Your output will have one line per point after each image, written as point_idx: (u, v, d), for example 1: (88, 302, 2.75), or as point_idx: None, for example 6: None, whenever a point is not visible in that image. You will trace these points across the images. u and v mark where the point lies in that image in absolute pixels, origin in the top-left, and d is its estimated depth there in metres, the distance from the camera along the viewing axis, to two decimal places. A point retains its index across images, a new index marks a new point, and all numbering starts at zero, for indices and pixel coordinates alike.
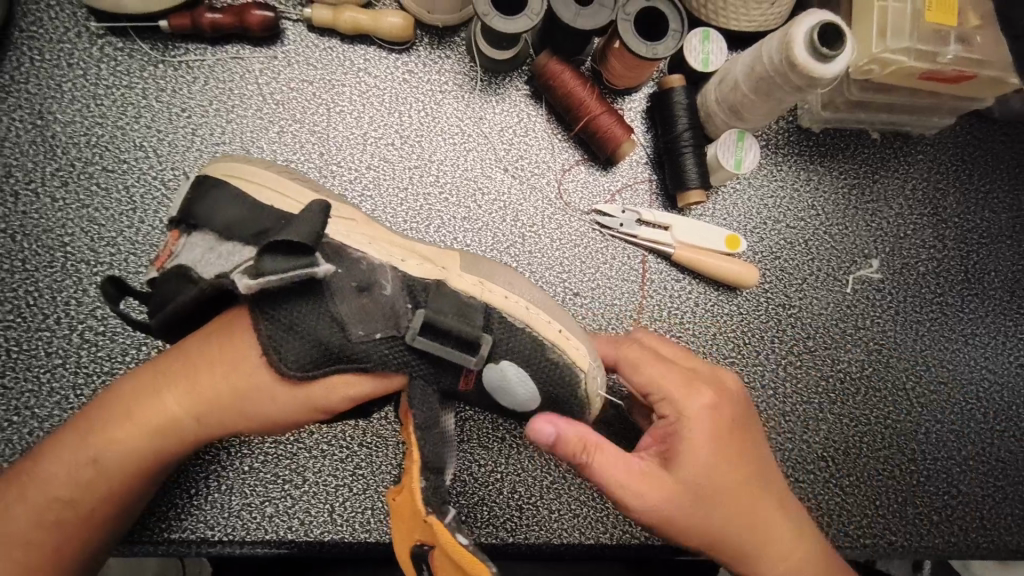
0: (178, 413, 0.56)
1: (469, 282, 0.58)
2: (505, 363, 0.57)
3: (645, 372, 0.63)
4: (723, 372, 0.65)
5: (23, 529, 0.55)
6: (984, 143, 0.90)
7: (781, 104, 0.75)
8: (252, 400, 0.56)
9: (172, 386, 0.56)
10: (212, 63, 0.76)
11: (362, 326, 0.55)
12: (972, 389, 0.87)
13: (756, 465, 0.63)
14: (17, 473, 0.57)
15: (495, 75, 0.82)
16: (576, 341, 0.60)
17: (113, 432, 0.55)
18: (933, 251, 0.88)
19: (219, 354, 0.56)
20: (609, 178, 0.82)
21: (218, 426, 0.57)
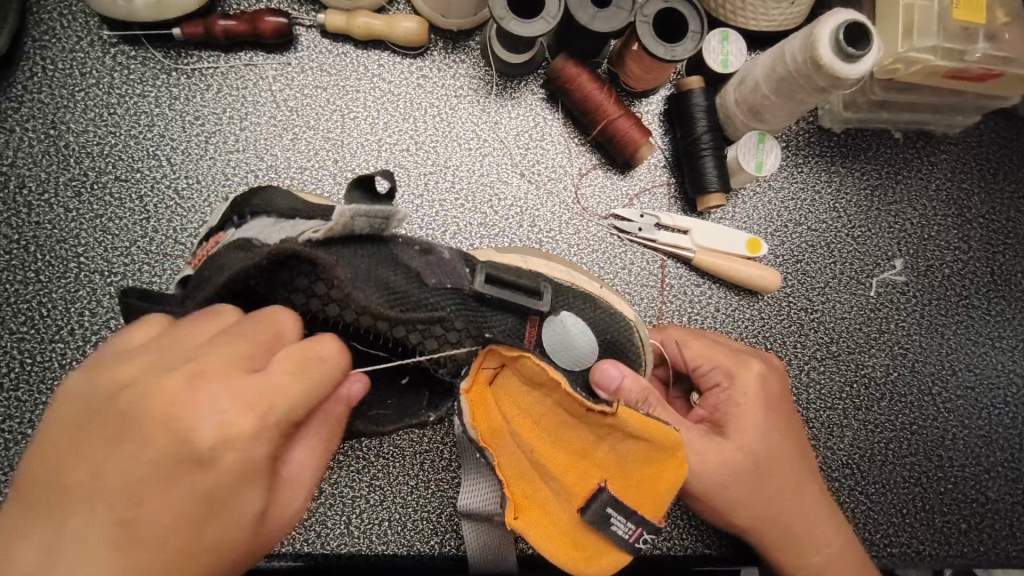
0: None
1: (512, 259, 0.64)
2: (563, 312, 0.56)
3: (700, 350, 0.63)
4: (767, 355, 0.67)
5: None
6: (1010, 142, 0.89)
7: (803, 106, 0.74)
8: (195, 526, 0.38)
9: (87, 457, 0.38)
10: (226, 70, 0.75)
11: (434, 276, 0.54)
12: (1001, 393, 0.86)
13: (802, 440, 0.63)
14: None
15: (510, 79, 0.81)
16: (617, 298, 0.65)
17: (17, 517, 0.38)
18: (958, 252, 0.87)
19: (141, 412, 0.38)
20: (628, 182, 0.81)
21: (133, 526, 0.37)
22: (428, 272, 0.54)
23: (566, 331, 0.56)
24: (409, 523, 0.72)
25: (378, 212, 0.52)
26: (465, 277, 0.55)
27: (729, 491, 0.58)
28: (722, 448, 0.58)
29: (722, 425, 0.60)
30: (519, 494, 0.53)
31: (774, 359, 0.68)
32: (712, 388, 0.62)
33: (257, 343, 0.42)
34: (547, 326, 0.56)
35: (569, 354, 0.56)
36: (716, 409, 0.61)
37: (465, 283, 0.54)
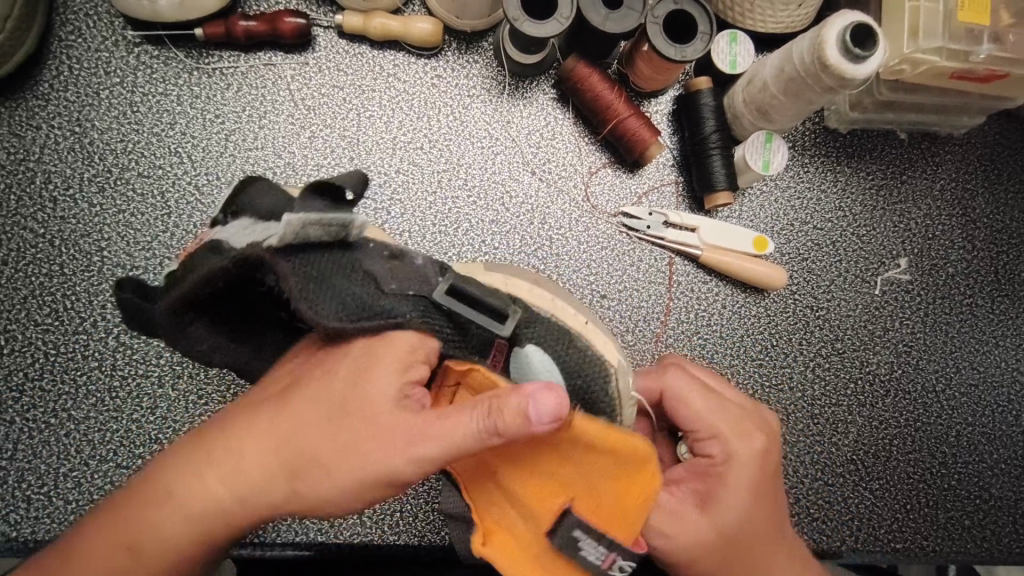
0: (240, 479, 0.51)
1: (493, 279, 0.61)
2: (529, 345, 0.54)
3: (702, 413, 0.59)
4: (763, 412, 0.62)
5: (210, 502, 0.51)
6: (1014, 143, 0.90)
7: (810, 106, 0.75)
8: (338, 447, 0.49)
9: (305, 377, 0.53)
10: (245, 69, 0.77)
11: (395, 283, 0.52)
12: (1004, 391, 0.87)
13: (784, 510, 0.60)
14: (200, 452, 0.53)
15: (522, 79, 0.82)
16: (603, 338, 0.58)
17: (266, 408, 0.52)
18: (962, 252, 0.88)
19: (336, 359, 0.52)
20: (636, 180, 0.83)
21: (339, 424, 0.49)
22: (389, 279, 0.52)
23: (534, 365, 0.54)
24: (421, 513, 0.74)
25: (337, 220, 0.50)
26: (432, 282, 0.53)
27: (701, 567, 0.56)
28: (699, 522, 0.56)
29: (707, 498, 0.57)
30: (488, 522, 0.52)
31: (771, 417, 0.63)
32: (703, 455, 0.59)
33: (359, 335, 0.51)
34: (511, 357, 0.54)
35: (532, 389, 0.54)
36: (704, 478, 0.58)
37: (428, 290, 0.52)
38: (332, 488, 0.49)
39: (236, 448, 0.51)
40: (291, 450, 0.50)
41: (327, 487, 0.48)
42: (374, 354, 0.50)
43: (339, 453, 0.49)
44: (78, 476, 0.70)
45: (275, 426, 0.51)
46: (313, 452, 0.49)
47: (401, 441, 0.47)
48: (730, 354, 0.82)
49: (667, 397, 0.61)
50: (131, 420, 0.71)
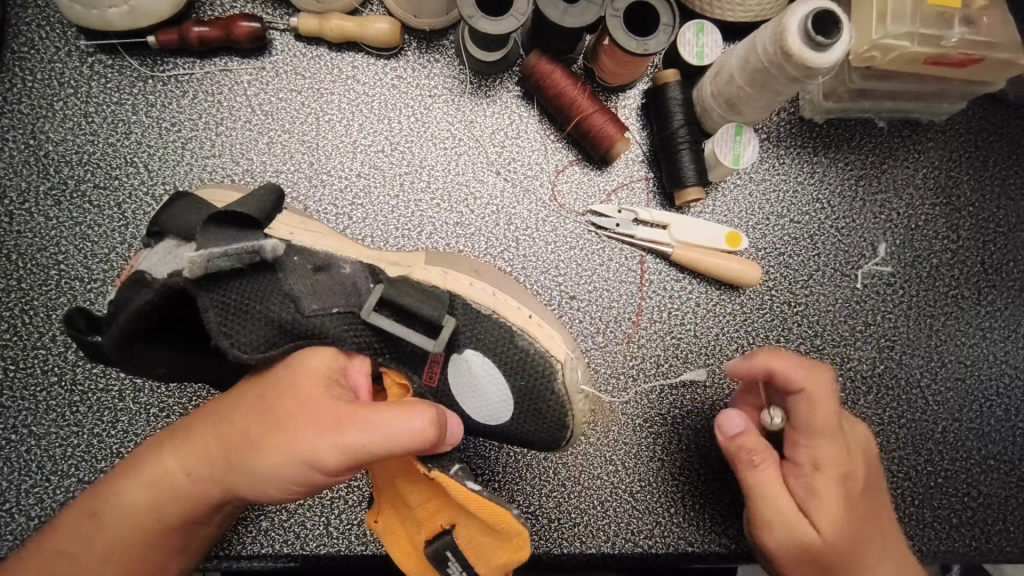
0: (190, 463, 0.55)
1: (434, 272, 0.64)
2: (467, 350, 0.60)
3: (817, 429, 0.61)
4: (857, 430, 0.65)
5: (164, 485, 0.55)
6: (999, 128, 0.87)
7: (779, 97, 0.72)
8: (276, 432, 0.52)
9: (254, 383, 0.57)
10: (201, 76, 0.76)
11: (317, 301, 0.57)
12: (992, 386, 0.84)
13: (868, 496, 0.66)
14: (157, 446, 0.58)
15: (485, 78, 0.81)
16: (548, 332, 0.64)
17: (219, 406, 0.57)
18: (947, 242, 0.85)
19: (281, 372, 0.56)
20: (605, 177, 0.81)
21: (278, 415, 0.53)
22: (310, 297, 0.57)
23: (470, 369, 0.60)
24: None
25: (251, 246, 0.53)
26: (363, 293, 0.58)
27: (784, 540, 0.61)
28: (788, 514, 0.61)
29: (809, 495, 0.60)
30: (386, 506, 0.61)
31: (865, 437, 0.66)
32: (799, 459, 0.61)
33: (302, 363, 0.56)
34: (450, 365, 0.60)
35: (478, 397, 0.61)
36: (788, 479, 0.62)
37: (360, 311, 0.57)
38: (265, 472, 0.52)
39: (194, 435, 0.56)
40: (235, 434, 0.54)
41: (264, 468, 0.52)
42: (306, 372, 0.55)
43: (272, 439, 0.52)
44: (39, 492, 0.69)
45: (222, 419, 0.55)
46: (254, 437, 0.53)
47: (331, 431, 0.50)
48: (704, 354, 0.80)
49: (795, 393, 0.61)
50: (91, 434, 0.70)
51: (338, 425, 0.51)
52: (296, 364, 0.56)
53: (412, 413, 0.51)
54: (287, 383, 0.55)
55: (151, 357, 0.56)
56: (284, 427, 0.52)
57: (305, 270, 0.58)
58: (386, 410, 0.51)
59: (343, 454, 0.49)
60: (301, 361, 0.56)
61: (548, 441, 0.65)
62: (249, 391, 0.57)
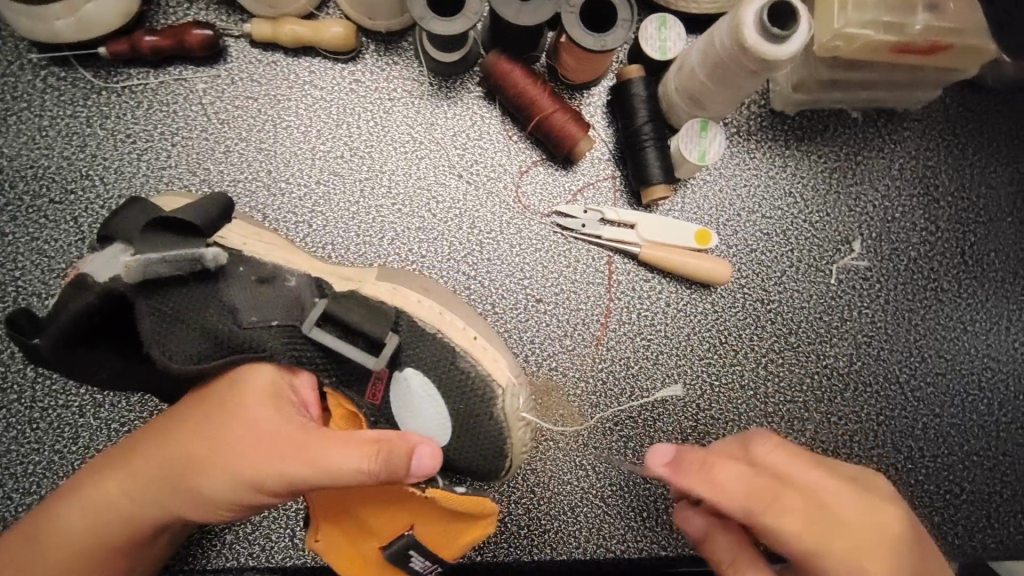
0: (141, 482, 0.55)
1: (382, 287, 0.62)
2: (407, 369, 0.57)
3: (773, 534, 0.49)
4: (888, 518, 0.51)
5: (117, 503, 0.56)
6: (978, 115, 0.85)
7: (741, 92, 0.70)
8: (221, 457, 0.53)
9: (203, 401, 0.57)
10: (156, 86, 0.75)
11: (256, 312, 0.57)
12: (975, 379, 0.82)
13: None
14: (109, 461, 0.58)
15: (445, 80, 0.79)
16: (493, 355, 0.61)
17: (167, 424, 0.57)
18: (925, 234, 0.83)
19: (229, 393, 0.56)
20: (570, 177, 0.79)
21: (228, 439, 0.53)
22: (251, 309, 0.57)
23: (410, 390, 0.57)
24: None
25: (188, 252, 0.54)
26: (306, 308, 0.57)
27: None
28: None
29: None
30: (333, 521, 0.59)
31: (885, 516, 0.51)
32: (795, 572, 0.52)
33: (250, 386, 0.56)
34: (391, 384, 0.57)
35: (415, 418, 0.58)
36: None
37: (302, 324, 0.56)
38: (211, 494, 0.53)
39: (142, 455, 0.56)
40: (180, 456, 0.54)
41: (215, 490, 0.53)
42: (254, 395, 0.55)
43: (221, 465, 0.52)
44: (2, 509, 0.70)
45: (171, 440, 0.55)
46: (201, 460, 0.54)
47: (282, 459, 0.51)
48: (676, 354, 0.79)
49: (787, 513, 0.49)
50: (53, 450, 0.71)
51: (283, 454, 0.51)
52: (245, 386, 0.56)
53: (358, 446, 0.50)
54: (237, 406, 0.55)
55: (94, 362, 0.56)
56: (234, 452, 0.53)
57: (248, 281, 0.58)
58: (332, 441, 0.51)
59: (287, 481, 0.51)
60: (247, 380, 0.56)
61: (492, 469, 0.60)
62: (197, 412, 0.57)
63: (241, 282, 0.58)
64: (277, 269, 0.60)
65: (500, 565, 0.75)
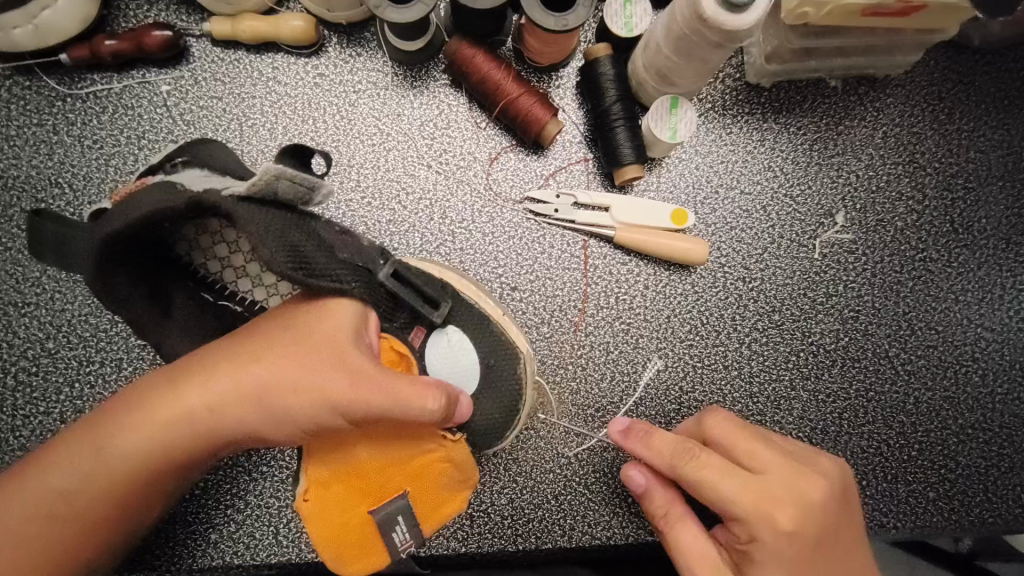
0: (200, 399, 0.49)
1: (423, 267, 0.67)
2: (450, 326, 0.60)
3: (696, 487, 0.56)
4: (819, 468, 0.60)
5: (168, 420, 0.49)
6: (965, 77, 0.82)
7: (708, 64, 0.68)
8: (294, 384, 0.49)
9: (278, 323, 0.52)
10: (120, 90, 0.75)
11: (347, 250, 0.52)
12: (967, 350, 0.80)
13: (839, 545, 0.57)
14: (163, 374, 0.51)
15: (411, 68, 0.78)
16: (516, 331, 0.67)
17: (234, 341, 0.51)
18: (911, 203, 0.81)
19: (309, 316, 0.51)
20: (542, 161, 0.78)
21: (313, 363, 0.49)
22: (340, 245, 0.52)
23: (450, 345, 0.60)
24: None
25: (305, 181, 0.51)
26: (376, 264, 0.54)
27: None
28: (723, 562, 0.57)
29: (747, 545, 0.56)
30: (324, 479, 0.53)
31: (815, 485, 0.57)
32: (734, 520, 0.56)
33: (332, 313, 0.52)
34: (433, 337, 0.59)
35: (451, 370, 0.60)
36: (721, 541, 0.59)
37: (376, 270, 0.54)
38: (280, 423, 0.49)
39: (206, 370, 0.50)
40: (255, 373, 0.49)
41: (292, 412, 0.49)
42: (337, 321, 0.51)
43: (304, 389, 0.49)
44: None
45: (241, 356, 0.50)
46: (280, 380, 0.49)
47: (370, 390, 0.49)
48: (656, 337, 0.77)
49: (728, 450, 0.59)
50: None
51: (369, 385, 0.49)
52: (327, 311, 0.52)
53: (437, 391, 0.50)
54: (319, 331, 0.51)
55: None
56: (316, 377, 0.49)
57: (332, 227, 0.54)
58: (412, 382, 0.50)
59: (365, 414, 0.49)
60: (328, 307, 0.52)
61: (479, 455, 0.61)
62: (265, 333, 0.52)
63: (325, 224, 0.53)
64: None
65: (484, 555, 0.74)
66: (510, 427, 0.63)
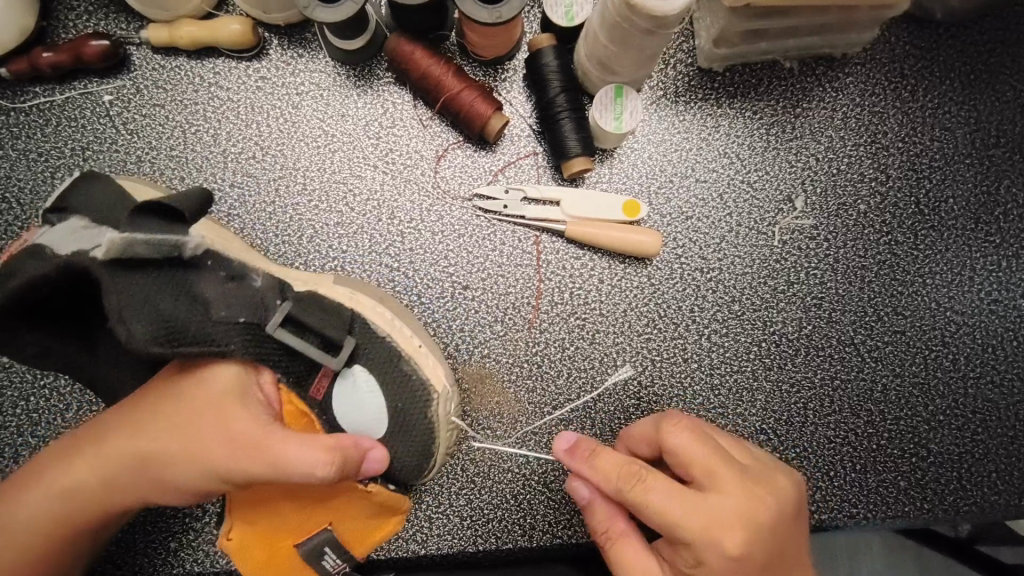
0: (104, 470, 0.55)
1: (341, 291, 0.66)
2: (354, 367, 0.60)
3: (644, 512, 0.52)
4: (776, 482, 0.57)
5: (82, 488, 0.56)
6: (928, 53, 0.79)
7: (646, 51, 0.67)
8: (178, 456, 0.54)
9: (167, 393, 0.56)
10: (62, 102, 0.74)
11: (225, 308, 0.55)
12: (937, 335, 0.78)
13: (788, 555, 0.55)
14: (74, 443, 0.57)
15: (354, 67, 0.77)
16: (432, 362, 0.65)
17: (129, 414, 0.56)
18: (874, 185, 0.78)
19: (194, 386, 0.56)
20: (490, 157, 0.77)
21: (196, 435, 0.54)
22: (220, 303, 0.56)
23: (354, 386, 0.60)
24: None
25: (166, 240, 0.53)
26: (269, 313, 0.58)
27: None
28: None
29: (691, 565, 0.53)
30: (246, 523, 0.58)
31: (767, 504, 0.54)
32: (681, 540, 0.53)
33: (214, 382, 0.56)
34: (337, 379, 0.60)
35: (358, 411, 0.60)
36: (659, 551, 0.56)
37: (267, 323, 0.57)
38: (173, 486, 0.55)
39: (107, 442, 0.56)
40: (147, 446, 0.55)
41: (182, 479, 0.54)
42: (221, 390, 0.55)
43: (189, 461, 0.54)
44: None
45: (136, 430, 0.55)
46: (169, 452, 0.54)
47: (245, 459, 0.52)
48: (612, 331, 0.76)
49: (683, 467, 0.55)
50: None
51: (245, 453, 0.52)
52: (209, 380, 0.56)
53: (318, 450, 0.52)
54: (202, 402, 0.55)
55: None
56: (198, 448, 0.54)
57: (218, 277, 0.58)
58: (288, 442, 0.53)
59: (248, 479, 0.53)
60: (209, 376, 0.56)
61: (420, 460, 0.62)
62: (161, 397, 0.56)
63: (213, 277, 0.57)
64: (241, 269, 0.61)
65: (445, 557, 0.73)
66: (432, 456, 0.62)
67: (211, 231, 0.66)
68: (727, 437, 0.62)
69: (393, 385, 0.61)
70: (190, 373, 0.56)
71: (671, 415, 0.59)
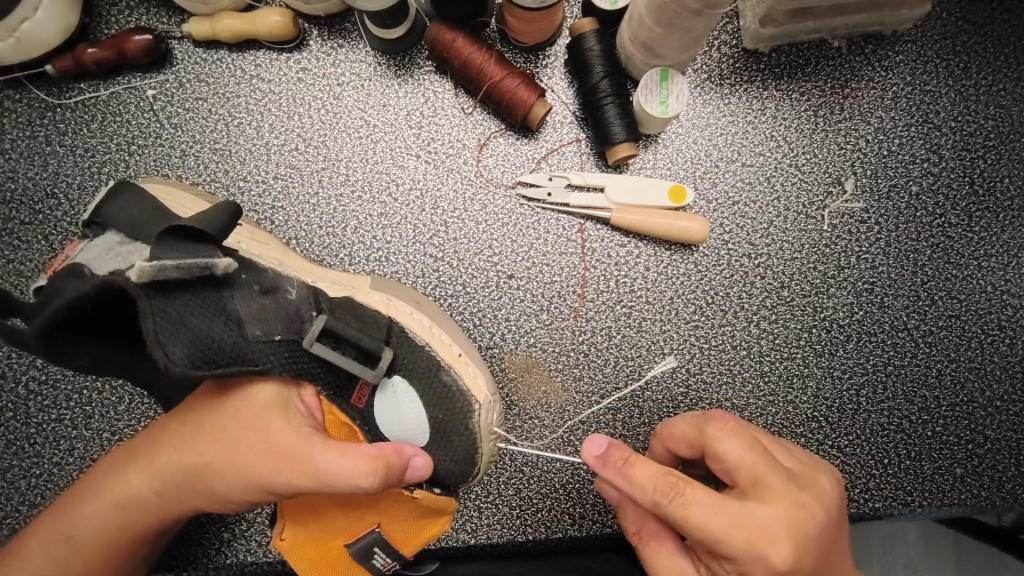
0: (159, 481, 0.57)
1: (377, 297, 0.66)
2: (394, 377, 0.61)
3: (683, 526, 0.50)
4: (823, 490, 0.55)
5: (138, 500, 0.58)
6: (981, 28, 0.77)
7: (693, 33, 0.65)
8: (225, 468, 0.55)
9: (214, 408, 0.58)
10: (107, 98, 0.75)
11: (260, 325, 0.57)
12: (993, 319, 0.76)
13: (832, 557, 0.55)
14: (130, 457, 0.59)
15: (394, 57, 0.76)
16: (473, 371, 0.64)
17: (180, 428, 0.58)
18: (927, 166, 0.76)
19: (240, 401, 0.57)
20: (532, 145, 0.76)
21: (240, 448, 0.55)
22: (252, 321, 0.56)
23: (394, 396, 0.61)
24: None
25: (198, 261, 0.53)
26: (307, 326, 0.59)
27: None
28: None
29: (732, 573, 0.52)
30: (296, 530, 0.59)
31: (815, 516, 0.53)
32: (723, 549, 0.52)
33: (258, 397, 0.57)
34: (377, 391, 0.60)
35: (398, 420, 0.61)
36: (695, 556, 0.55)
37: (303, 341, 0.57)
38: (224, 498, 0.56)
39: (160, 456, 0.57)
40: (197, 459, 0.56)
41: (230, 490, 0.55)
42: (265, 404, 0.57)
43: (234, 472, 0.54)
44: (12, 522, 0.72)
45: (186, 443, 0.57)
46: (215, 465, 0.55)
47: (287, 469, 0.52)
48: (659, 319, 0.75)
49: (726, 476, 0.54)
50: (51, 464, 0.73)
51: (286, 464, 0.52)
52: (254, 395, 0.57)
53: (357, 458, 0.52)
54: (247, 415, 0.56)
55: None
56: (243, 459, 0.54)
57: (252, 290, 0.58)
58: (330, 451, 0.53)
59: (290, 490, 0.53)
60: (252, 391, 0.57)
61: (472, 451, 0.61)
62: (209, 411, 0.58)
63: (246, 292, 0.58)
64: (276, 280, 0.61)
65: (495, 547, 0.73)
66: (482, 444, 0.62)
67: (247, 238, 0.67)
68: (772, 441, 0.60)
69: (437, 390, 0.61)
70: (236, 389, 0.58)
71: (721, 416, 0.57)
